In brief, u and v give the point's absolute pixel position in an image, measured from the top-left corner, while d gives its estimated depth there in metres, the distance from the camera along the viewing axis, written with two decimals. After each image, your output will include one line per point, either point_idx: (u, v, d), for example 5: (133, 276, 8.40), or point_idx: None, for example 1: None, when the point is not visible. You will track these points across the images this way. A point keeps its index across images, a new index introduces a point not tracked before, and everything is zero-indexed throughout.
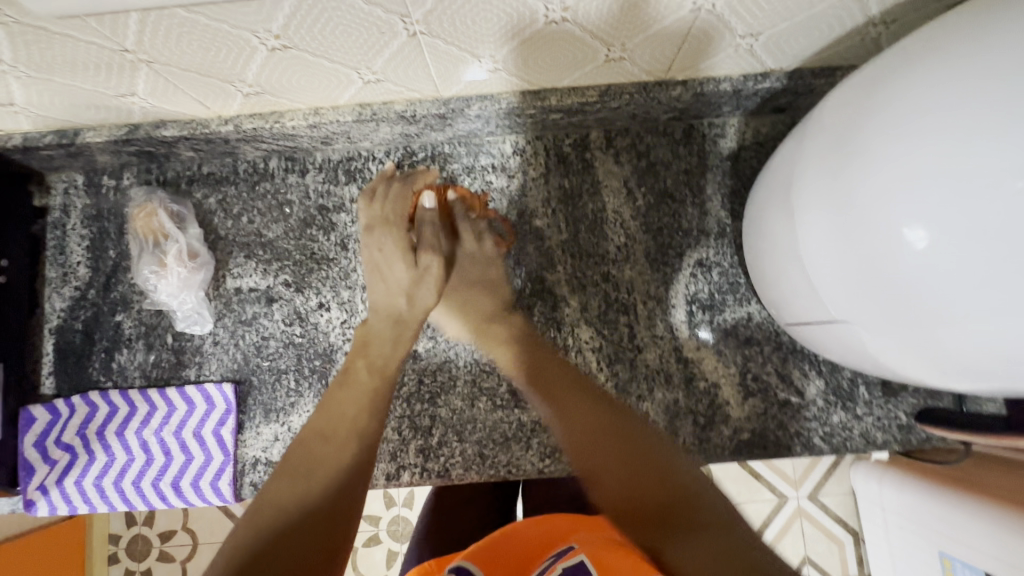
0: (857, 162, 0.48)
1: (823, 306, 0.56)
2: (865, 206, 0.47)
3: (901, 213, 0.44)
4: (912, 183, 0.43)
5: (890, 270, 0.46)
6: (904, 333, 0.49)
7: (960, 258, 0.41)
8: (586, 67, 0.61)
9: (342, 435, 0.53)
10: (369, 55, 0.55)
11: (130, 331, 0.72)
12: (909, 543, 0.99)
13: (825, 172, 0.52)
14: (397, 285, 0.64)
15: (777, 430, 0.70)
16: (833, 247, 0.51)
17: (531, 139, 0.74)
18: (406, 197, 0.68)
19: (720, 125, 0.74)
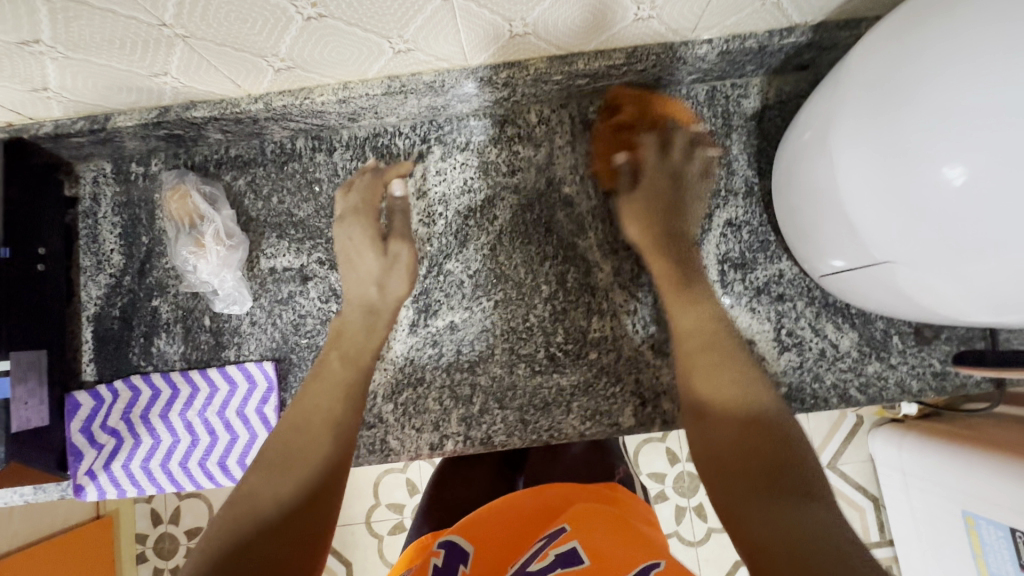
0: (899, 108, 0.48)
1: (864, 250, 0.56)
2: (911, 151, 0.47)
3: (939, 149, 0.45)
4: (949, 119, 0.44)
5: (928, 207, 0.47)
6: (946, 270, 0.49)
7: (1000, 188, 0.42)
8: (614, 28, 0.61)
9: (316, 427, 0.56)
10: (402, 22, 0.55)
11: (167, 315, 0.73)
12: (932, 504, 1.00)
13: (863, 121, 0.52)
14: (366, 275, 0.67)
15: (813, 384, 0.70)
16: (876, 195, 0.52)
17: (556, 108, 0.74)
18: (374, 188, 0.70)
19: (743, 85, 0.74)
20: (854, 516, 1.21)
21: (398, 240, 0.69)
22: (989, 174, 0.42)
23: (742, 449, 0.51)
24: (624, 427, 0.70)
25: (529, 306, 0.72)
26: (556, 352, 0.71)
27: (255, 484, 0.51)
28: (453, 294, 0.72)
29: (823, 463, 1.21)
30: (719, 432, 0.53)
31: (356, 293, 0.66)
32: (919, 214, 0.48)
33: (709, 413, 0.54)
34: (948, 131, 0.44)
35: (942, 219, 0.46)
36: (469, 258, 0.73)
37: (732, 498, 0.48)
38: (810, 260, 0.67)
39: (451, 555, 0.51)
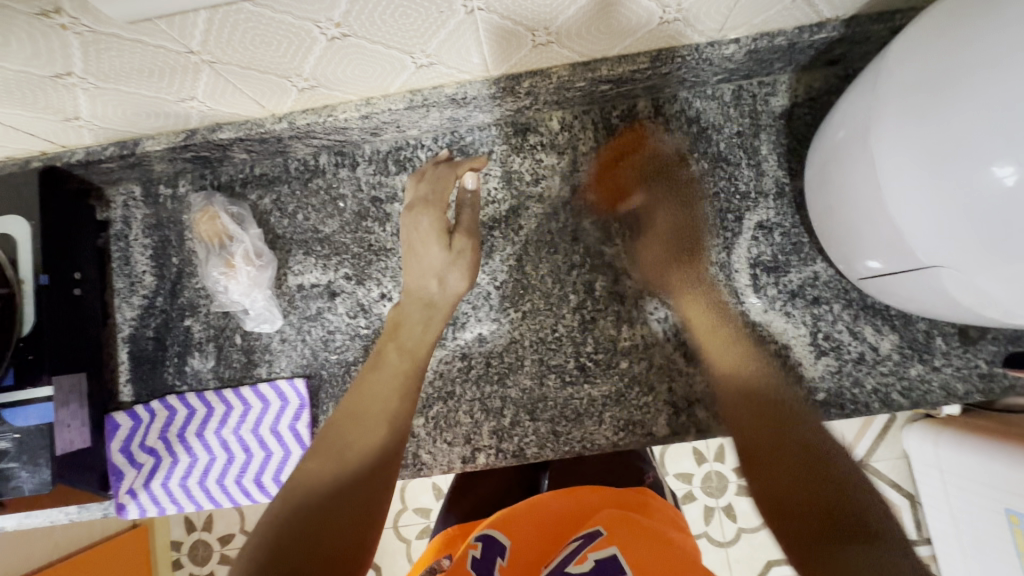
0: (956, 107, 0.45)
1: (911, 253, 0.54)
2: (973, 152, 0.44)
3: (990, 149, 0.42)
4: (999, 119, 0.42)
5: (982, 207, 0.44)
6: (999, 271, 0.47)
7: None
8: (640, 32, 0.60)
9: (372, 417, 0.55)
10: (425, 37, 0.55)
11: (199, 334, 0.74)
12: (972, 504, 0.97)
13: (914, 123, 0.49)
14: (428, 266, 0.64)
15: (853, 389, 0.68)
16: (932, 198, 0.49)
17: (579, 114, 0.73)
18: (447, 177, 0.68)
19: (771, 83, 0.72)
20: None
21: (465, 234, 0.66)
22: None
23: (797, 496, 0.50)
24: (659, 436, 0.69)
25: (557, 316, 0.71)
26: (586, 362, 0.70)
27: (311, 470, 0.51)
28: (480, 305, 0.72)
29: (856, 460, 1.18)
30: (773, 473, 0.53)
31: (417, 287, 0.64)
32: (985, 216, 0.44)
33: (763, 454, 0.55)
34: (998, 132, 0.42)
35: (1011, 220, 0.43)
36: (495, 269, 0.72)
37: (798, 535, 0.48)
38: (848, 262, 0.65)
39: (488, 548, 0.51)
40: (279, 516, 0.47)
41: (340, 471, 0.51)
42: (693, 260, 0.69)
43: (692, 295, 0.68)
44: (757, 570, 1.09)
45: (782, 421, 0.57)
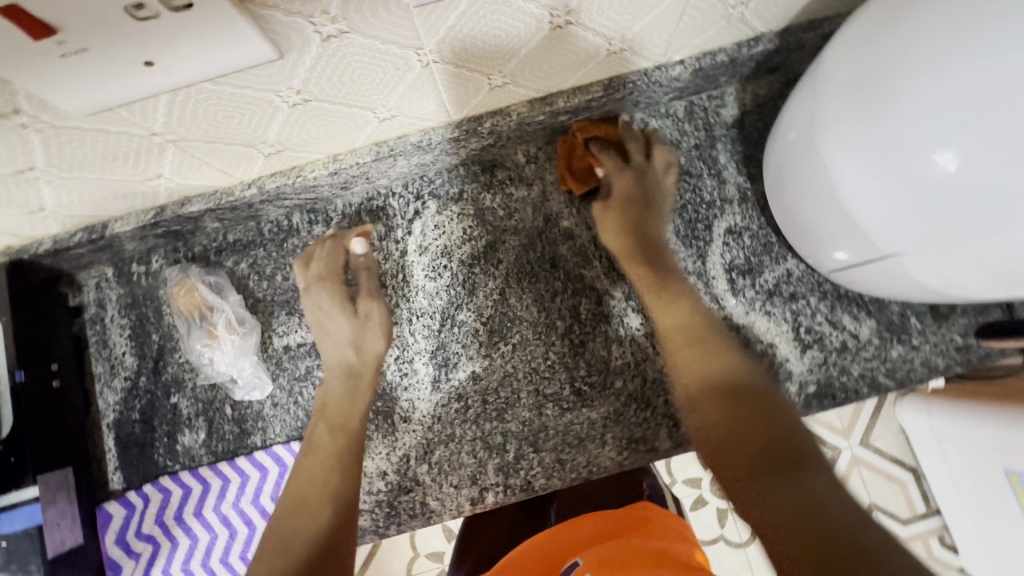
0: (891, 105, 0.48)
1: (872, 245, 0.57)
2: (917, 145, 0.47)
3: (927, 144, 0.46)
4: (927, 116, 0.45)
5: (930, 198, 0.48)
6: (956, 255, 0.50)
7: (994, 170, 0.43)
8: (590, 64, 0.62)
9: (313, 501, 0.58)
10: (385, 92, 0.56)
11: (188, 410, 0.72)
12: (970, 469, 1.00)
13: (853, 126, 0.52)
14: (343, 338, 0.68)
15: (841, 378, 0.70)
16: (880, 195, 0.52)
17: (542, 146, 0.76)
18: (337, 253, 0.71)
19: (719, 95, 0.76)
20: (895, 491, 1.19)
21: (368, 300, 0.70)
22: (1005, 154, 0.42)
23: (734, 425, 0.50)
24: (661, 451, 0.69)
25: (546, 344, 0.71)
26: (582, 386, 0.70)
27: (263, 568, 0.52)
28: (470, 343, 0.72)
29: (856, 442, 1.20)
30: (708, 413, 0.53)
31: (334, 359, 0.67)
32: (940, 202, 0.47)
33: (706, 407, 0.53)
34: (930, 128, 0.45)
35: (969, 203, 0.45)
36: (480, 305, 0.73)
37: (732, 473, 0.47)
38: (816, 256, 0.68)
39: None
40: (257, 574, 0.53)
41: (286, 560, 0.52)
42: (664, 271, 0.65)
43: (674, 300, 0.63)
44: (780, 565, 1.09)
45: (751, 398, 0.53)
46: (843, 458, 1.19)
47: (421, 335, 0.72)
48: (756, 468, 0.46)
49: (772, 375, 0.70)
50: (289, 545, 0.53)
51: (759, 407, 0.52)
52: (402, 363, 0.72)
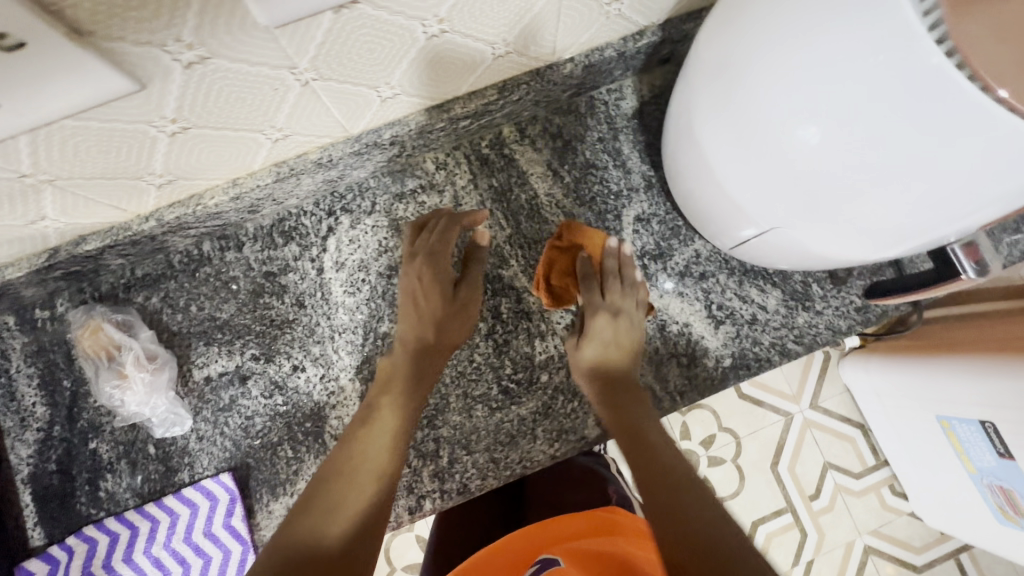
0: (755, 81, 0.49)
1: (764, 216, 0.58)
2: (781, 119, 0.48)
3: (790, 116, 0.47)
4: (786, 89, 0.46)
5: (804, 167, 0.49)
6: (837, 218, 0.52)
7: (851, 137, 0.44)
8: (479, 69, 0.64)
9: (366, 470, 0.56)
10: (270, 113, 0.56)
11: (108, 454, 0.70)
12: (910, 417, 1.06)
13: (728, 104, 0.53)
14: (429, 316, 0.67)
15: (753, 348, 0.74)
16: (761, 167, 0.53)
17: (450, 151, 0.77)
18: (451, 232, 0.69)
19: (617, 89, 0.78)
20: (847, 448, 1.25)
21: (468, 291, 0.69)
22: (852, 125, 0.43)
23: (642, 456, 0.54)
24: (591, 438, 0.71)
25: (471, 347, 0.72)
26: (509, 384, 0.72)
27: (309, 525, 0.50)
28: None
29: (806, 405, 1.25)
30: (626, 443, 0.57)
31: (415, 336, 0.66)
32: (809, 171, 0.49)
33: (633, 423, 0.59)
34: (790, 101, 0.46)
35: (832, 170, 0.47)
36: None
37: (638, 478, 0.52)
38: (716, 237, 0.70)
39: None
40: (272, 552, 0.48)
41: (335, 531, 0.50)
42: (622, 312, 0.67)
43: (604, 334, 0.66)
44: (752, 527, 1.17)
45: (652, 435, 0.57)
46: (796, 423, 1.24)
47: (345, 352, 0.72)
48: (683, 486, 0.50)
49: (690, 352, 0.73)
50: (343, 504, 0.52)
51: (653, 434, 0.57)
52: (328, 381, 0.72)
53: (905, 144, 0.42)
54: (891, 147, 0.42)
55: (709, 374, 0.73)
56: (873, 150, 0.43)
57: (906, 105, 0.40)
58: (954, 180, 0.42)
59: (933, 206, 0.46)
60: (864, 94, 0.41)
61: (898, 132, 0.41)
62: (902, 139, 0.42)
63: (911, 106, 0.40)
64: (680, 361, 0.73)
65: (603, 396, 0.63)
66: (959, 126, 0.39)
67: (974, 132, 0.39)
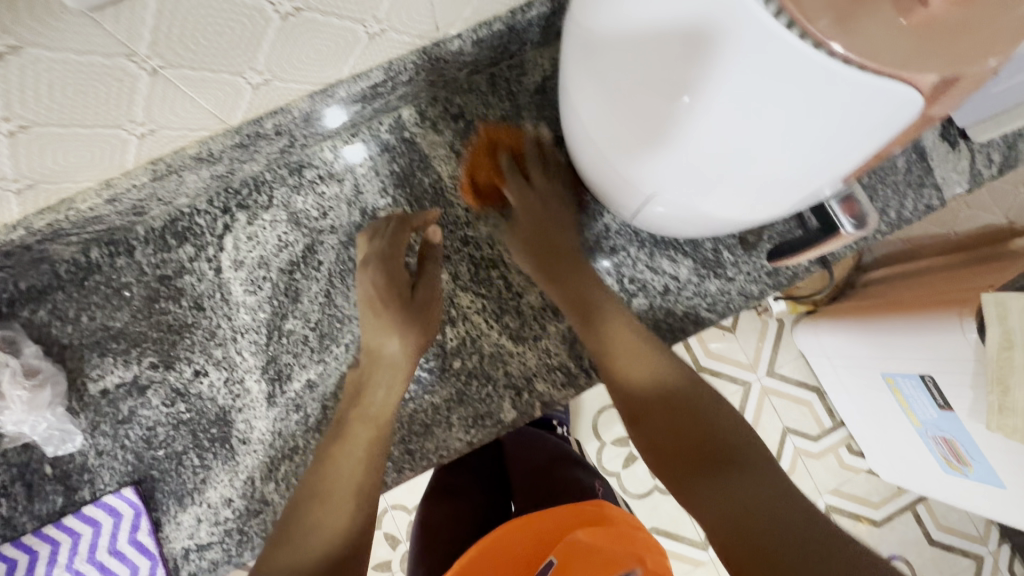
0: (621, 53, 0.46)
1: (654, 188, 0.56)
2: (651, 89, 0.45)
3: (658, 81, 0.44)
4: (649, 54, 0.44)
5: (677, 135, 0.47)
6: (717, 183, 0.50)
7: (716, 99, 0.42)
8: (356, 50, 0.61)
9: (337, 496, 0.59)
10: (121, 105, 0.53)
11: (2, 477, 0.66)
12: (857, 372, 1.44)
13: (602, 78, 0.50)
14: (388, 324, 0.64)
15: (667, 319, 0.73)
16: (640, 139, 0.51)
17: (348, 138, 0.74)
18: (401, 233, 0.68)
19: (519, 64, 0.76)
20: (801, 410, 1.69)
21: (426, 290, 0.67)
22: (714, 93, 0.41)
23: (677, 434, 0.59)
24: (508, 422, 0.70)
25: None
26: (421, 373, 0.70)
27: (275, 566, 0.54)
28: (301, 351, 0.70)
29: (763, 373, 1.68)
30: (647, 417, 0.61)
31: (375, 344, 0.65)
32: (685, 143, 0.47)
33: (666, 406, 0.61)
34: (655, 65, 0.44)
35: (705, 141, 0.45)
36: (306, 311, 0.71)
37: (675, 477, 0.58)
38: (616, 210, 0.69)
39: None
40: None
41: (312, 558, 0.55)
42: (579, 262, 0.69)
43: (608, 322, 0.65)
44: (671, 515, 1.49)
45: (670, 403, 0.61)
46: (756, 388, 1.67)
47: (248, 353, 0.70)
48: (698, 470, 0.56)
49: None
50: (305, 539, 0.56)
51: (681, 419, 0.60)
52: (232, 384, 0.69)
53: (765, 106, 0.40)
54: (754, 107, 0.41)
55: None
56: (739, 114, 0.42)
57: (760, 63, 0.38)
58: (816, 136, 0.42)
59: (801, 163, 0.45)
60: (719, 57, 0.40)
61: (757, 96, 0.40)
62: (763, 101, 0.40)
63: (763, 67, 0.38)
64: None
65: (622, 357, 0.64)
66: (810, 80, 0.38)
67: (822, 88, 0.38)
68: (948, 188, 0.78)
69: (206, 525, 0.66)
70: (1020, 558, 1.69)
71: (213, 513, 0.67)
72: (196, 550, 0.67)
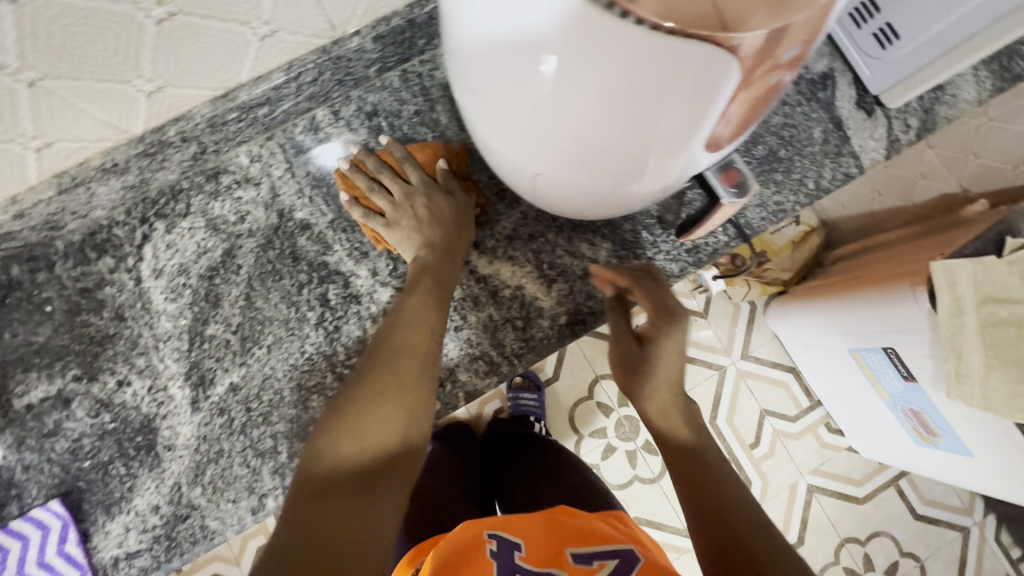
0: (484, 53, 0.44)
1: (552, 179, 0.55)
2: (524, 86, 0.43)
3: (526, 78, 0.42)
4: (510, 52, 0.42)
5: (560, 126, 0.45)
6: (609, 166, 0.49)
7: (584, 86, 0.40)
8: (249, 52, 0.61)
9: (411, 376, 0.59)
10: (9, 120, 0.53)
11: None
12: (829, 351, 1.41)
13: (475, 78, 0.48)
14: (446, 223, 0.70)
15: (588, 302, 0.73)
16: (527, 133, 0.49)
17: (264, 142, 0.75)
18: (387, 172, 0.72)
19: (431, 59, 0.77)
20: (778, 391, 1.68)
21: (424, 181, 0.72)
22: (582, 80, 0.40)
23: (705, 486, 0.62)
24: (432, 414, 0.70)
25: (301, 338, 0.71)
26: (344, 371, 0.70)
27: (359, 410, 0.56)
28: (223, 355, 0.70)
29: (737, 356, 1.68)
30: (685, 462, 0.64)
31: (445, 237, 0.69)
32: (560, 124, 0.45)
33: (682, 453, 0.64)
34: (519, 62, 0.42)
35: (589, 125, 0.44)
36: (227, 315, 0.71)
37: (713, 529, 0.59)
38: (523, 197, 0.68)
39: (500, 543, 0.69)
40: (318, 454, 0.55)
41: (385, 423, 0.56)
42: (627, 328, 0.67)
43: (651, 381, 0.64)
44: (646, 506, 1.50)
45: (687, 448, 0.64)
46: (732, 372, 1.67)
47: (171, 360, 0.70)
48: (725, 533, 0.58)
49: (524, 315, 0.72)
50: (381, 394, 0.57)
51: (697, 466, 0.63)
52: (156, 392, 0.69)
53: (633, 87, 0.39)
54: (623, 89, 0.40)
55: (545, 334, 0.72)
56: (613, 98, 0.41)
57: (617, 46, 0.37)
58: (688, 105, 0.41)
59: (678, 133, 0.44)
60: (576, 49, 0.38)
61: (624, 78, 0.39)
62: (630, 82, 0.39)
63: (614, 44, 0.37)
64: (516, 325, 0.72)
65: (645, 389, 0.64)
66: (665, 53, 0.37)
67: (678, 64, 0.37)
68: (865, 156, 0.78)
69: (134, 533, 0.67)
70: (1005, 527, 1.68)
71: (141, 521, 0.68)
72: (125, 559, 0.68)
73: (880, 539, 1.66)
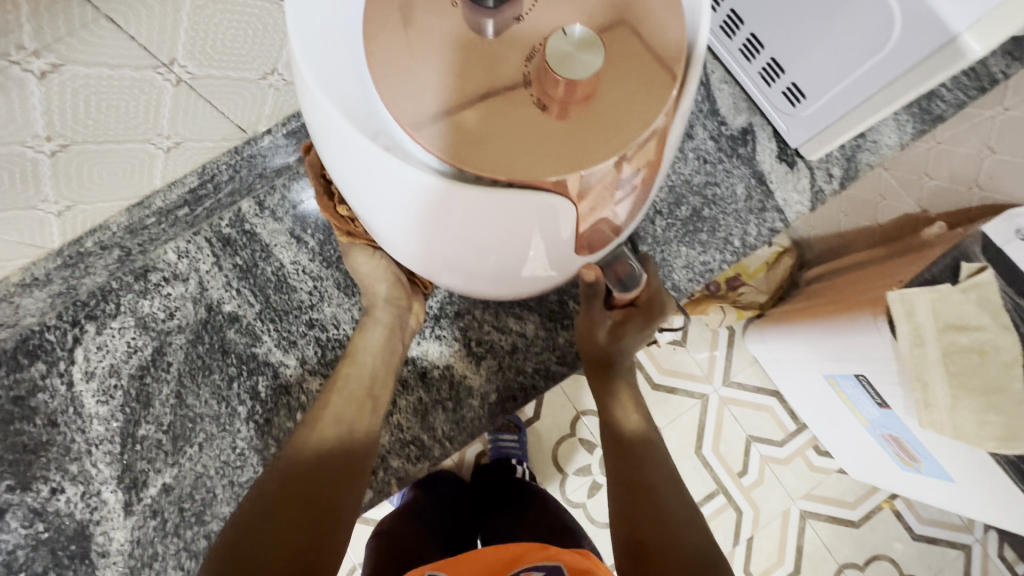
0: (381, 226, 0.45)
1: (472, 291, 0.56)
2: (423, 247, 0.44)
3: (423, 242, 0.44)
4: (404, 227, 0.42)
5: (464, 267, 0.47)
6: (519, 282, 0.51)
7: (476, 241, 0.42)
8: (157, 163, 0.63)
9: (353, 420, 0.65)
10: None
11: None
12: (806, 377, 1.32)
13: (378, 236, 0.49)
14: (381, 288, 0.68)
15: (518, 378, 0.73)
16: (438, 274, 0.50)
17: (190, 237, 0.75)
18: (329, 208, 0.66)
19: None
20: (764, 417, 1.55)
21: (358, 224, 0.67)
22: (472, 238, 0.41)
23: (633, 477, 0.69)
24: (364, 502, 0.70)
25: (232, 434, 0.71)
26: None
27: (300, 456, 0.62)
28: (155, 456, 0.71)
29: (718, 383, 1.55)
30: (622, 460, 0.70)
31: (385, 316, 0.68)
32: (466, 266, 0.47)
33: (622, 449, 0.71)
34: (414, 233, 0.43)
35: (490, 262, 0.46)
36: (158, 415, 0.72)
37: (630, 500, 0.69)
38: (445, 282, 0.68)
39: None
40: (237, 524, 0.57)
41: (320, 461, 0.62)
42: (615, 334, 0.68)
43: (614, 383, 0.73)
44: None
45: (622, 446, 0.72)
46: (713, 401, 1.53)
47: (104, 464, 0.70)
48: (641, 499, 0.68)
49: (454, 396, 0.72)
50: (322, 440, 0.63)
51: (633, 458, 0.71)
52: (88, 497, 0.70)
53: (520, 233, 0.41)
54: (510, 237, 0.41)
55: (475, 414, 0.72)
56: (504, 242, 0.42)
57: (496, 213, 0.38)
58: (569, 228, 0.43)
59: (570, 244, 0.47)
60: (460, 220, 0.40)
61: (510, 230, 0.40)
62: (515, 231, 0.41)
63: (493, 213, 0.38)
64: (446, 406, 0.72)
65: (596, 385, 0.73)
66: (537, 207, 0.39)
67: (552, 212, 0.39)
68: (790, 209, 0.79)
69: None
70: (1008, 543, 1.54)
71: None
72: None
73: (881, 563, 1.51)
